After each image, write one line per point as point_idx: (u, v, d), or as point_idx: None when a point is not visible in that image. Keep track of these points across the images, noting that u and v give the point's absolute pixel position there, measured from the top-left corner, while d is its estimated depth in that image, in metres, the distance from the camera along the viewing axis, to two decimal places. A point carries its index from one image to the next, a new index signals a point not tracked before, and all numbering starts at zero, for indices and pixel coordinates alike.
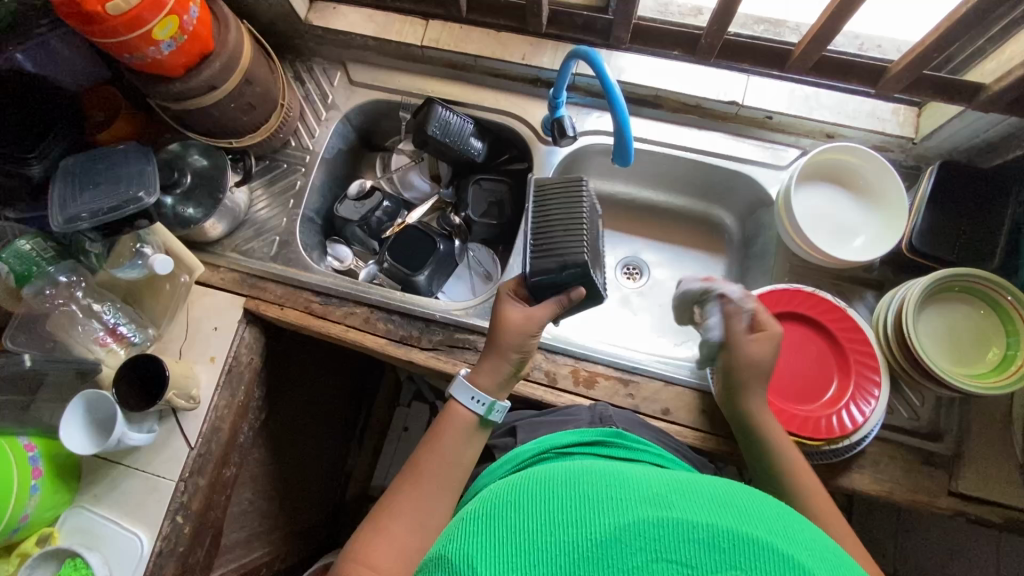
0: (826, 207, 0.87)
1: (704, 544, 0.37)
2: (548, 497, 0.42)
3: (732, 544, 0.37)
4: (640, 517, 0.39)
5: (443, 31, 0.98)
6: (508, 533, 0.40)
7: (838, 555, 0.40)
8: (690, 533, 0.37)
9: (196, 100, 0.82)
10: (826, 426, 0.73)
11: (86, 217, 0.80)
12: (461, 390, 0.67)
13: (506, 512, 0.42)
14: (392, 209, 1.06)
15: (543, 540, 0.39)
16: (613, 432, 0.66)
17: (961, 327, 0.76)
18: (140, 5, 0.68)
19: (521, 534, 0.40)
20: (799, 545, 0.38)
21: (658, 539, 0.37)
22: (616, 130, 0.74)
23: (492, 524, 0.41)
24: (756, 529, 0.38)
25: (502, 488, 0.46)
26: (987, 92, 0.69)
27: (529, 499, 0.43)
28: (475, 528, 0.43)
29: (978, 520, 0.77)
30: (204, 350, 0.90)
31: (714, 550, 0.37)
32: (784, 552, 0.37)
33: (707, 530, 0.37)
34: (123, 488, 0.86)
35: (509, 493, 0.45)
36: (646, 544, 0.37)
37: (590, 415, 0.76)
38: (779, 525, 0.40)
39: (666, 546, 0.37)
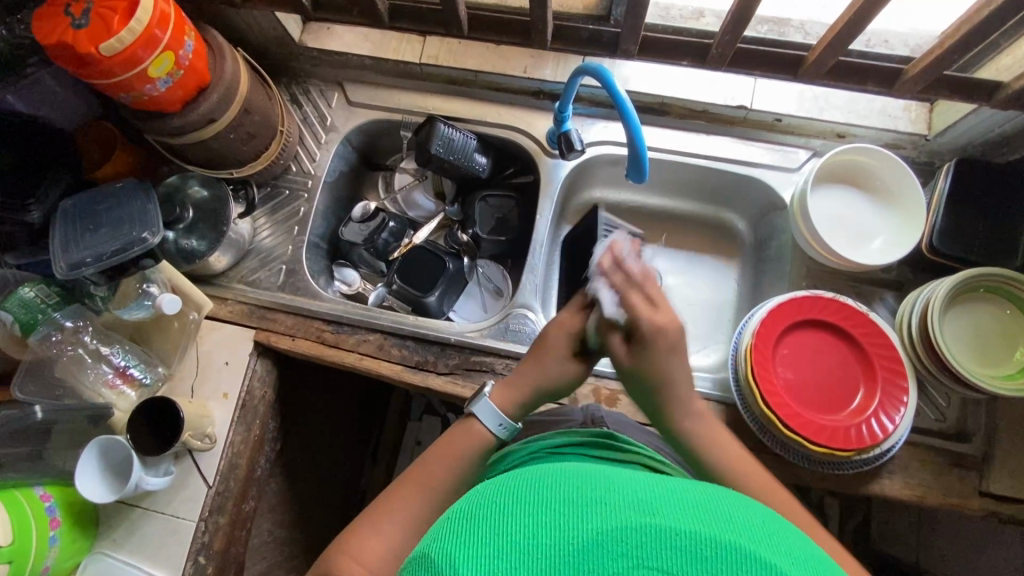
0: (842, 209, 0.86)
1: (685, 553, 0.31)
2: (517, 496, 0.36)
3: (717, 552, 0.31)
4: (618, 520, 0.33)
5: (441, 47, 0.96)
6: (469, 532, 0.34)
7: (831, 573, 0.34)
8: (671, 539, 0.32)
9: (195, 134, 0.80)
10: (857, 437, 0.72)
11: (91, 261, 0.78)
12: (490, 415, 0.64)
13: (471, 513, 0.36)
14: (398, 229, 1.03)
15: (506, 540, 0.33)
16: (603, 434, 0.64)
17: (988, 327, 0.75)
18: (134, 43, 0.66)
19: (483, 532, 0.34)
20: (790, 556, 0.33)
21: (637, 545, 0.32)
22: (630, 145, 0.72)
23: (455, 525, 0.36)
24: (744, 537, 0.33)
25: (484, 484, 0.40)
26: (1005, 90, 0.67)
27: (495, 497, 0.37)
28: (433, 532, 0.37)
29: (1012, 519, 0.76)
30: (216, 386, 0.88)
31: (696, 559, 0.31)
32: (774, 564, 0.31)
33: (689, 536, 0.32)
34: (143, 531, 0.85)
35: (477, 493, 0.39)
36: (624, 551, 0.32)
37: (581, 415, 0.76)
38: (773, 537, 0.34)
39: (645, 553, 0.31)
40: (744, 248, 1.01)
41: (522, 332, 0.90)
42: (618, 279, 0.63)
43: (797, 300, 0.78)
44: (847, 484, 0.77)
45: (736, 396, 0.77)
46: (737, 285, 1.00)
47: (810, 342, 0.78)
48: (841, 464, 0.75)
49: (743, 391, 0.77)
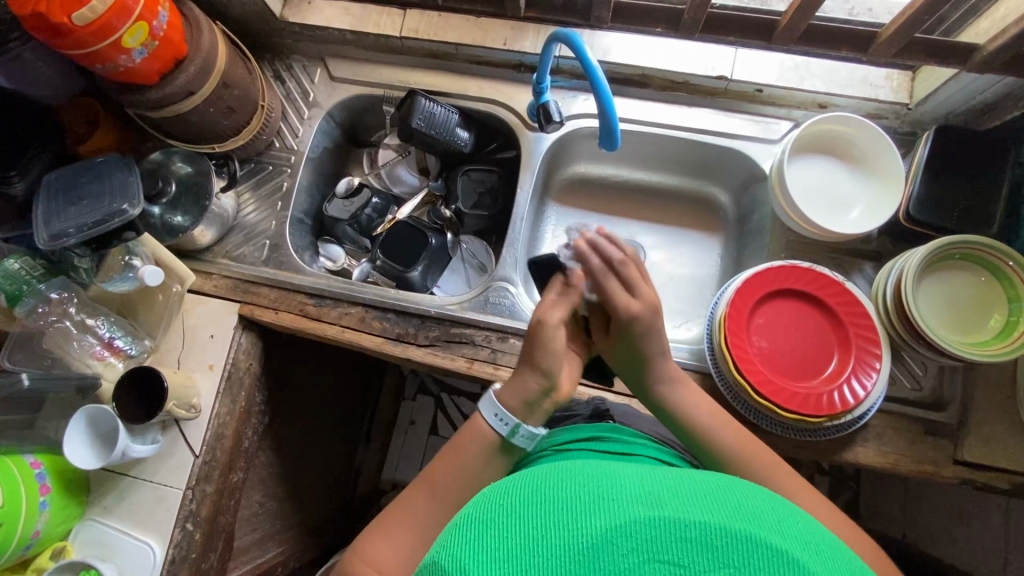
0: (821, 179, 0.86)
1: (696, 543, 0.32)
2: (525, 499, 0.37)
3: (727, 541, 0.32)
4: (628, 515, 0.34)
5: (420, 20, 0.96)
6: (481, 539, 0.34)
7: (835, 548, 0.36)
8: (681, 531, 0.33)
9: (174, 108, 0.81)
10: (828, 403, 0.72)
11: (74, 232, 0.80)
12: (485, 407, 0.64)
13: (480, 519, 0.36)
14: (382, 205, 1.05)
15: (522, 545, 0.33)
16: (611, 427, 0.66)
17: (963, 295, 0.74)
18: (107, 12, 0.66)
19: (496, 539, 0.34)
20: (795, 539, 0.34)
21: (648, 538, 0.33)
22: (601, 113, 0.72)
23: (466, 531, 0.36)
24: (750, 524, 0.34)
25: (490, 491, 0.40)
26: (981, 52, 0.66)
27: (504, 501, 0.37)
28: (444, 540, 0.37)
29: (986, 487, 0.77)
30: (201, 358, 0.90)
31: (709, 549, 0.32)
32: (781, 548, 0.33)
33: (700, 527, 0.33)
34: (132, 498, 0.87)
35: (483, 500, 0.39)
36: (634, 546, 0.32)
37: (587, 409, 0.76)
38: (775, 521, 0.35)
39: (657, 547, 0.32)
40: (727, 222, 1.01)
41: (502, 305, 0.91)
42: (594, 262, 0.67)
43: (770, 270, 0.78)
44: (821, 452, 0.77)
45: (711, 365, 0.78)
46: (720, 259, 1.00)
47: (783, 313, 0.79)
48: (813, 430, 0.75)
49: (719, 360, 0.77)
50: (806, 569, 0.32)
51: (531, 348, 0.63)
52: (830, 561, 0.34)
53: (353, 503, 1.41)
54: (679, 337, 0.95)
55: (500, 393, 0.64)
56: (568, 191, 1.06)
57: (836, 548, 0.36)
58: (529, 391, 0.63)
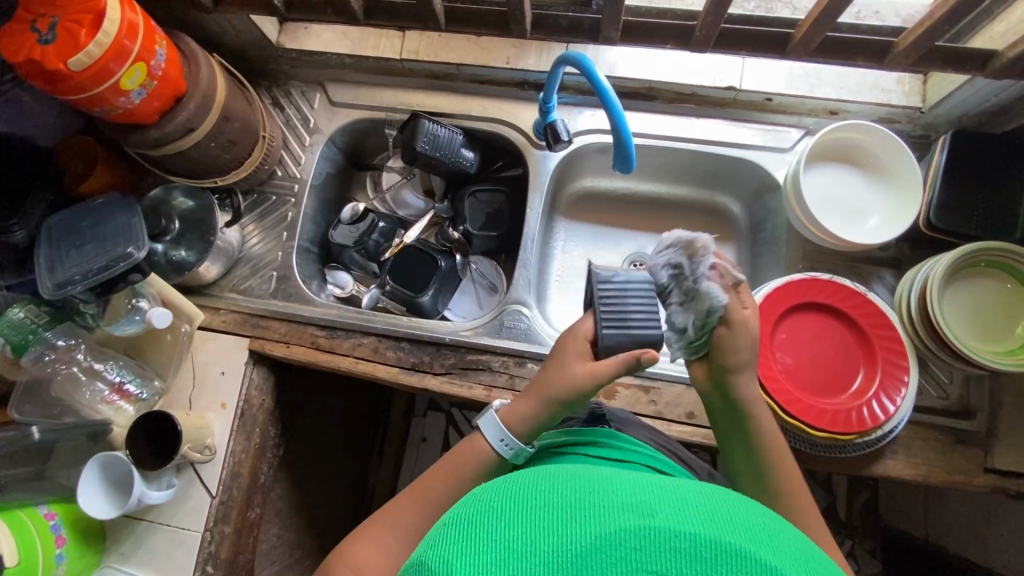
0: (836, 188, 0.84)
1: (684, 554, 0.31)
2: (513, 499, 0.36)
3: (718, 553, 0.31)
4: (617, 523, 0.32)
5: (421, 41, 0.94)
6: (466, 543, 0.34)
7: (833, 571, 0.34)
8: (670, 541, 0.31)
9: (176, 145, 0.79)
10: (857, 420, 0.71)
11: (79, 280, 0.77)
12: (489, 428, 0.62)
13: (469, 519, 0.36)
14: (388, 229, 1.02)
15: (504, 548, 0.33)
16: (606, 431, 0.60)
17: (989, 302, 0.73)
18: (104, 55, 0.64)
19: (481, 541, 0.33)
20: (791, 557, 0.32)
21: (635, 547, 0.31)
22: (614, 133, 0.70)
23: (451, 534, 0.35)
24: (744, 537, 0.32)
25: (481, 489, 0.40)
26: (1000, 58, 0.65)
27: (492, 502, 0.37)
28: (432, 538, 0.37)
29: (1018, 494, 0.76)
30: (213, 396, 0.88)
31: (696, 562, 0.31)
32: (773, 564, 0.31)
33: (691, 538, 0.31)
34: (149, 544, 0.85)
35: (471, 499, 0.39)
36: (622, 555, 0.31)
37: (585, 413, 0.73)
38: (769, 535, 0.33)
39: (644, 557, 0.31)
40: (738, 232, 1.00)
41: (517, 328, 0.89)
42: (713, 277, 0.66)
43: (791, 284, 0.77)
44: (850, 467, 0.76)
45: None
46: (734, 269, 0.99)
47: (805, 326, 0.77)
48: (843, 447, 0.74)
49: None
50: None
51: (560, 391, 0.61)
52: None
53: None
54: None
55: (510, 419, 0.62)
56: (576, 207, 1.05)
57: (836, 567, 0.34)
58: (537, 419, 0.62)
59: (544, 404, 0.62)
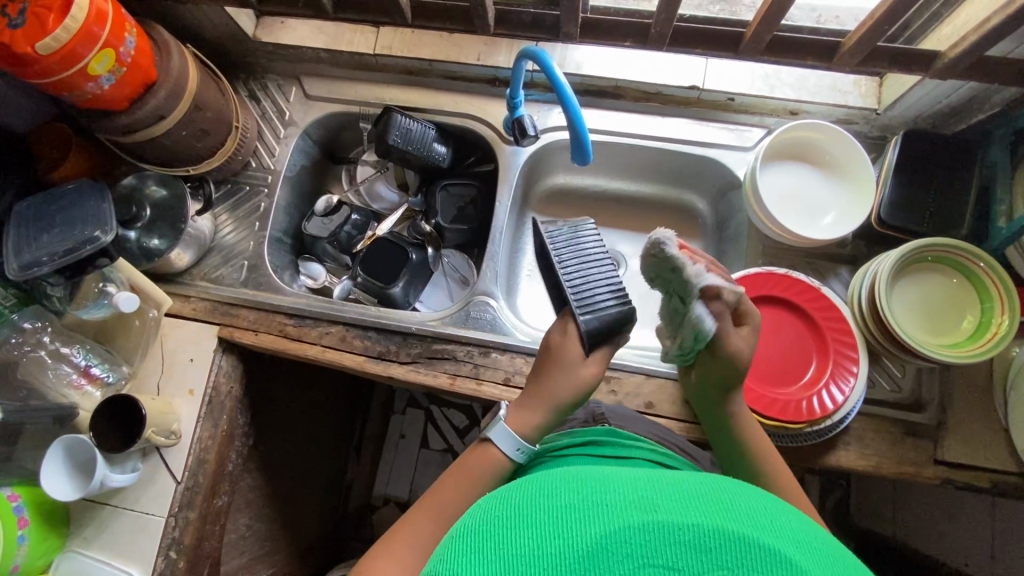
0: (795, 186, 0.86)
1: (689, 546, 0.33)
2: (520, 509, 0.38)
3: (722, 543, 0.33)
4: (622, 521, 0.34)
5: (394, 37, 0.96)
6: (476, 553, 0.35)
7: (831, 545, 0.36)
8: (674, 535, 0.33)
9: (146, 132, 0.80)
10: (807, 409, 0.72)
11: (46, 261, 0.78)
12: (506, 441, 0.63)
13: (476, 533, 0.37)
14: (361, 221, 1.04)
15: (514, 557, 0.34)
16: (605, 429, 0.63)
17: (936, 296, 0.75)
18: (72, 39, 0.66)
19: (489, 553, 0.35)
20: (791, 538, 0.34)
21: (643, 542, 0.33)
22: (571, 128, 0.71)
23: (458, 549, 0.36)
24: (746, 524, 0.34)
25: (486, 504, 0.41)
26: (943, 59, 0.67)
27: (496, 515, 0.38)
28: (438, 553, 0.38)
29: (967, 486, 0.77)
30: (181, 383, 0.89)
31: (701, 551, 0.33)
32: (775, 546, 0.33)
33: (693, 530, 0.33)
34: (113, 528, 0.86)
35: (476, 514, 0.40)
36: (629, 551, 0.33)
37: (584, 415, 0.76)
38: (766, 517, 0.36)
39: (650, 552, 0.33)
40: (705, 229, 1.02)
41: (483, 319, 0.90)
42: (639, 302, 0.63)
43: (747, 278, 0.79)
44: (803, 457, 0.78)
45: None
46: None
47: (761, 320, 0.79)
48: (796, 436, 0.76)
49: None
50: (803, 568, 0.32)
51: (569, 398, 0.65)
52: (826, 557, 0.34)
53: (346, 519, 1.39)
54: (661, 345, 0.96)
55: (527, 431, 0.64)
56: (547, 203, 1.07)
57: (833, 545, 0.36)
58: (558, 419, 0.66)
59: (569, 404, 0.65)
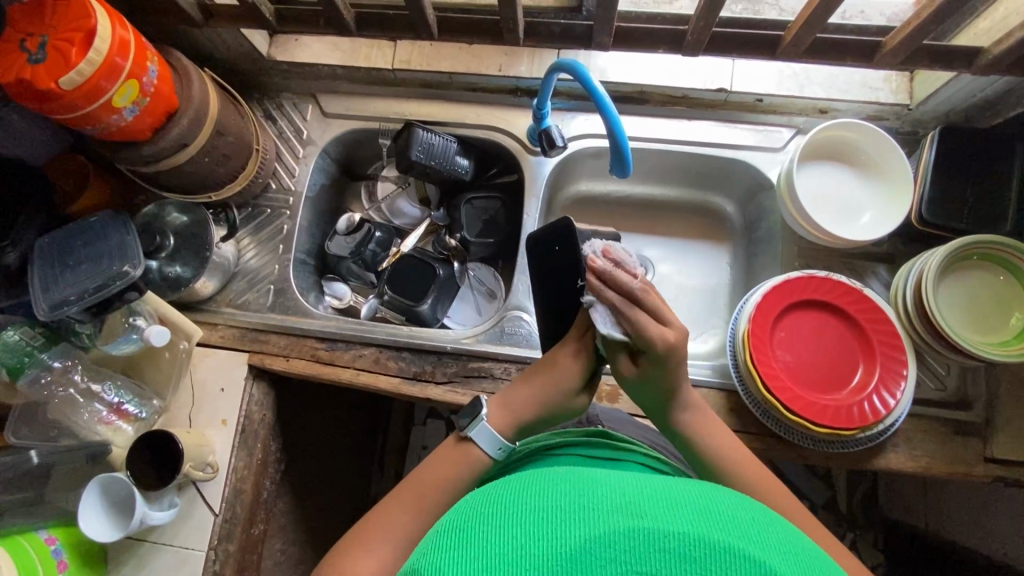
0: (830, 187, 0.85)
1: (673, 554, 0.31)
2: (504, 509, 0.37)
3: (706, 551, 0.31)
4: (605, 526, 0.33)
5: (412, 51, 0.95)
6: (456, 550, 0.34)
7: (820, 562, 0.34)
8: (658, 542, 0.32)
9: (170, 160, 0.78)
10: (859, 415, 0.72)
11: (74, 300, 0.76)
12: (484, 434, 0.61)
13: (459, 532, 0.36)
14: (385, 238, 1.02)
15: (494, 555, 0.33)
16: (601, 432, 0.61)
17: (982, 293, 0.74)
18: (95, 74, 0.64)
19: (469, 551, 0.34)
20: (779, 551, 0.33)
21: (625, 549, 0.31)
22: (610, 140, 0.70)
23: (445, 547, 0.35)
24: (731, 534, 0.33)
25: (471, 503, 0.40)
26: (986, 55, 0.66)
27: (483, 513, 0.37)
28: (423, 550, 0.37)
29: (1017, 483, 0.77)
30: (214, 413, 0.87)
31: (686, 560, 0.31)
32: (762, 559, 0.31)
33: (678, 538, 0.32)
34: (152, 565, 0.84)
35: (459, 513, 0.39)
36: (613, 557, 0.31)
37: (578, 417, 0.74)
38: (755, 529, 0.34)
39: (634, 558, 0.31)
40: (734, 231, 1.01)
41: (518, 335, 0.89)
42: (612, 299, 0.57)
43: (789, 282, 0.77)
44: (852, 461, 0.77)
45: (738, 384, 0.77)
46: (729, 269, 1.00)
47: (802, 324, 0.78)
48: (845, 441, 0.75)
49: (743, 376, 0.76)
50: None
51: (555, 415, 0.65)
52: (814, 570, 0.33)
53: None
54: (697, 351, 0.95)
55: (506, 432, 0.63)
56: (572, 211, 1.05)
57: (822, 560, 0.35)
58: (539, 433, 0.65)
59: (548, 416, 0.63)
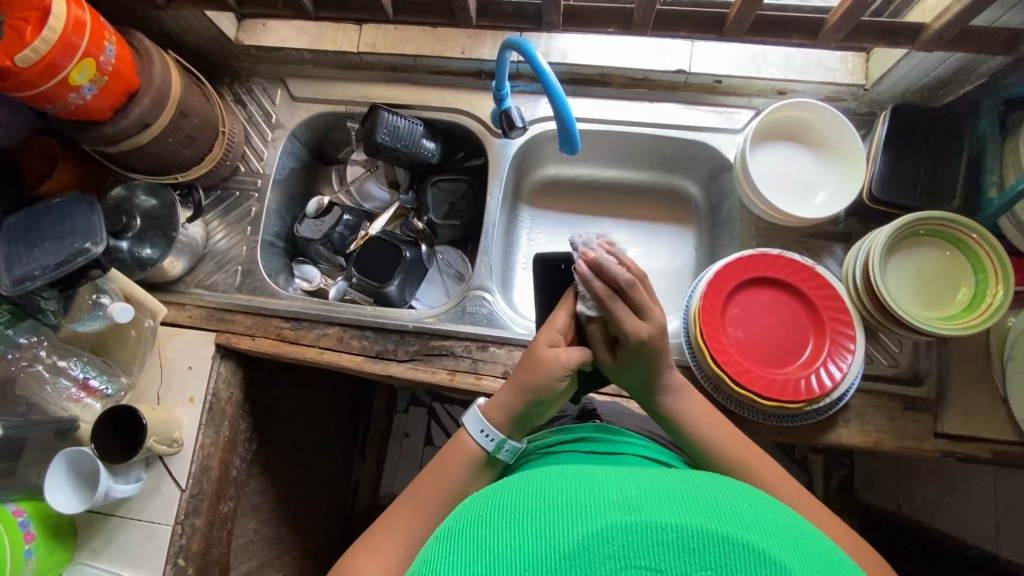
0: (786, 167, 0.86)
1: (672, 547, 0.32)
2: (508, 510, 0.37)
3: (703, 542, 0.32)
4: (606, 521, 0.33)
5: (377, 34, 0.96)
6: (462, 551, 0.35)
7: (813, 543, 0.36)
8: (657, 535, 0.33)
9: (132, 141, 0.80)
10: (805, 388, 0.73)
11: (38, 275, 0.78)
12: (471, 421, 0.63)
13: (463, 533, 0.37)
14: (354, 222, 1.03)
15: (497, 556, 0.33)
16: (599, 427, 0.61)
17: (929, 270, 0.75)
18: (50, 50, 0.65)
19: (472, 551, 0.34)
20: (775, 537, 0.34)
21: (625, 543, 0.32)
22: (558, 118, 0.71)
23: (450, 549, 0.36)
24: (727, 523, 0.34)
25: (474, 504, 0.40)
26: (928, 31, 0.67)
27: (484, 514, 0.38)
28: (426, 554, 0.37)
29: (968, 458, 0.78)
30: (182, 391, 0.89)
31: (684, 551, 0.32)
32: (760, 547, 0.32)
33: (675, 530, 0.33)
34: (121, 539, 0.86)
35: (462, 513, 0.39)
36: (612, 552, 0.32)
37: (576, 410, 0.75)
38: (750, 516, 0.35)
39: (633, 552, 0.32)
40: (698, 214, 1.01)
41: (479, 314, 0.90)
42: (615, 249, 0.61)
43: (741, 260, 0.79)
44: (802, 437, 0.78)
45: (690, 360, 0.78)
46: (695, 251, 1.01)
47: (753, 301, 0.79)
48: (795, 415, 0.76)
49: (692, 352, 0.77)
50: (785, 568, 0.32)
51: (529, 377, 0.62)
52: (809, 554, 0.34)
53: (352, 520, 1.39)
54: None
55: (485, 408, 0.64)
56: (540, 195, 1.06)
57: (815, 543, 0.36)
58: (517, 408, 0.62)
59: (532, 388, 0.62)
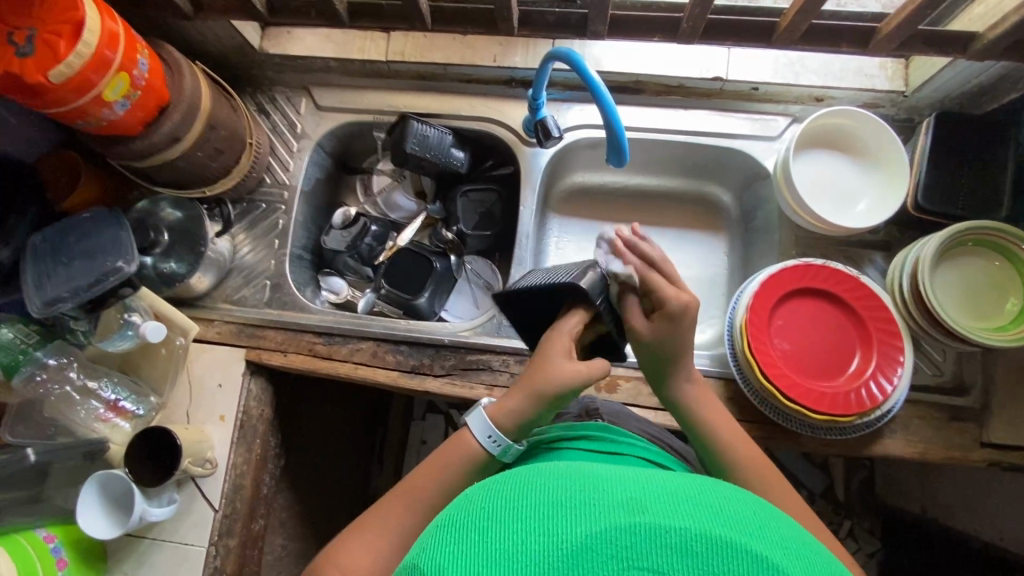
0: (827, 176, 0.85)
1: (673, 550, 0.29)
2: (503, 503, 0.33)
3: (707, 547, 0.29)
4: (607, 521, 0.30)
5: (406, 42, 0.94)
6: (457, 546, 0.31)
7: (818, 553, 0.33)
8: (660, 537, 0.29)
9: (161, 155, 0.78)
10: (857, 401, 0.72)
11: (68, 297, 0.76)
12: (478, 425, 0.59)
13: (459, 526, 0.33)
14: (380, 232, 1.01)
15: (497, 552, 0.30)
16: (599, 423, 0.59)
17: (977, 278, 0.75)
18: (84, 67, 0.63)
19: (470, 541, 0.31)
20: (778, 544, 0.31)
21: (626, 545, 0.29)
22: (607, 130, 0.69)
23: (446, 542, 0.32)
24: (728, 527, 0.30)
25: (468, 496, 0.36)
26: (980, 41, 0.66)
27: (480, 507, 0.34)
28: (420, 547, 0.33)
29: (1013, 467, 0.78)
30: (212, 410, 0.87)
31: (686, 556, 0.29)
32: (764, 555, 0.29)
33: (679, 534, 0.29)
34: (152, 561, 0.84)
35: (457, 505, 0.36)
36: (614, 552, 0.29)
37: (577, 407, 0.75)
38: (753, 522, 0.32)
39: (635, 553, 0.29)
40: (730, 221, 1.01)
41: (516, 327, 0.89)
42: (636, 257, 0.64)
43: (784, 271, 0.78)
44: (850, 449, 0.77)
45: (737, 373, 0.77)
46: (727, 258, 1.00)
47: (797, 311, 0.78)
48: (843, 428, 0.75)
49: (740, 364, 0.76)
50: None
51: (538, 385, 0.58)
52: (817, 564, 0.31)
53: None
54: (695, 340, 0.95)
55: (494, 411, 0.60)
56: (569, 202, 1.05)
57: (819, 551, 0.33)
58: (529, 414, 0.58)
59: (542, 393, 0.58)
